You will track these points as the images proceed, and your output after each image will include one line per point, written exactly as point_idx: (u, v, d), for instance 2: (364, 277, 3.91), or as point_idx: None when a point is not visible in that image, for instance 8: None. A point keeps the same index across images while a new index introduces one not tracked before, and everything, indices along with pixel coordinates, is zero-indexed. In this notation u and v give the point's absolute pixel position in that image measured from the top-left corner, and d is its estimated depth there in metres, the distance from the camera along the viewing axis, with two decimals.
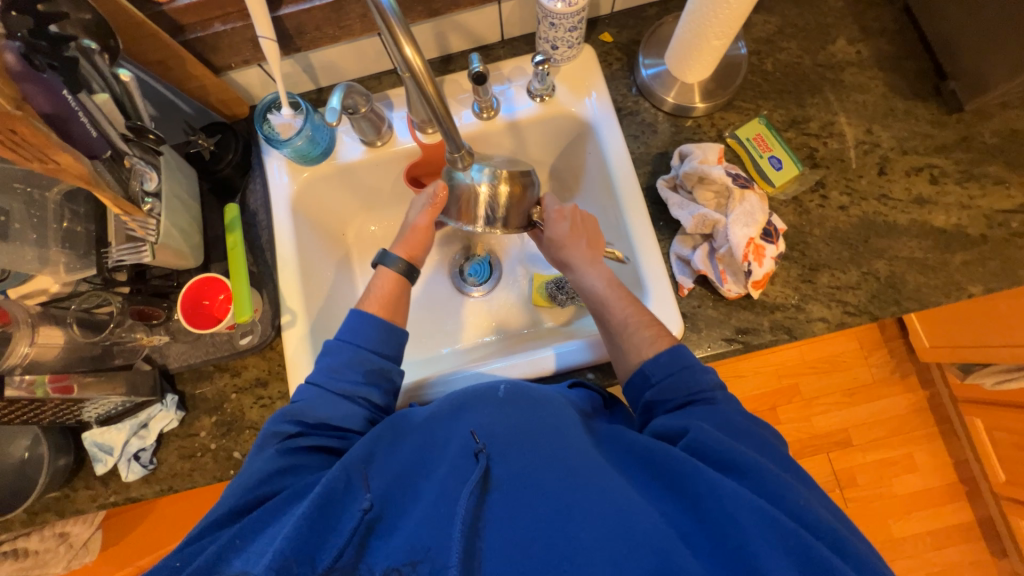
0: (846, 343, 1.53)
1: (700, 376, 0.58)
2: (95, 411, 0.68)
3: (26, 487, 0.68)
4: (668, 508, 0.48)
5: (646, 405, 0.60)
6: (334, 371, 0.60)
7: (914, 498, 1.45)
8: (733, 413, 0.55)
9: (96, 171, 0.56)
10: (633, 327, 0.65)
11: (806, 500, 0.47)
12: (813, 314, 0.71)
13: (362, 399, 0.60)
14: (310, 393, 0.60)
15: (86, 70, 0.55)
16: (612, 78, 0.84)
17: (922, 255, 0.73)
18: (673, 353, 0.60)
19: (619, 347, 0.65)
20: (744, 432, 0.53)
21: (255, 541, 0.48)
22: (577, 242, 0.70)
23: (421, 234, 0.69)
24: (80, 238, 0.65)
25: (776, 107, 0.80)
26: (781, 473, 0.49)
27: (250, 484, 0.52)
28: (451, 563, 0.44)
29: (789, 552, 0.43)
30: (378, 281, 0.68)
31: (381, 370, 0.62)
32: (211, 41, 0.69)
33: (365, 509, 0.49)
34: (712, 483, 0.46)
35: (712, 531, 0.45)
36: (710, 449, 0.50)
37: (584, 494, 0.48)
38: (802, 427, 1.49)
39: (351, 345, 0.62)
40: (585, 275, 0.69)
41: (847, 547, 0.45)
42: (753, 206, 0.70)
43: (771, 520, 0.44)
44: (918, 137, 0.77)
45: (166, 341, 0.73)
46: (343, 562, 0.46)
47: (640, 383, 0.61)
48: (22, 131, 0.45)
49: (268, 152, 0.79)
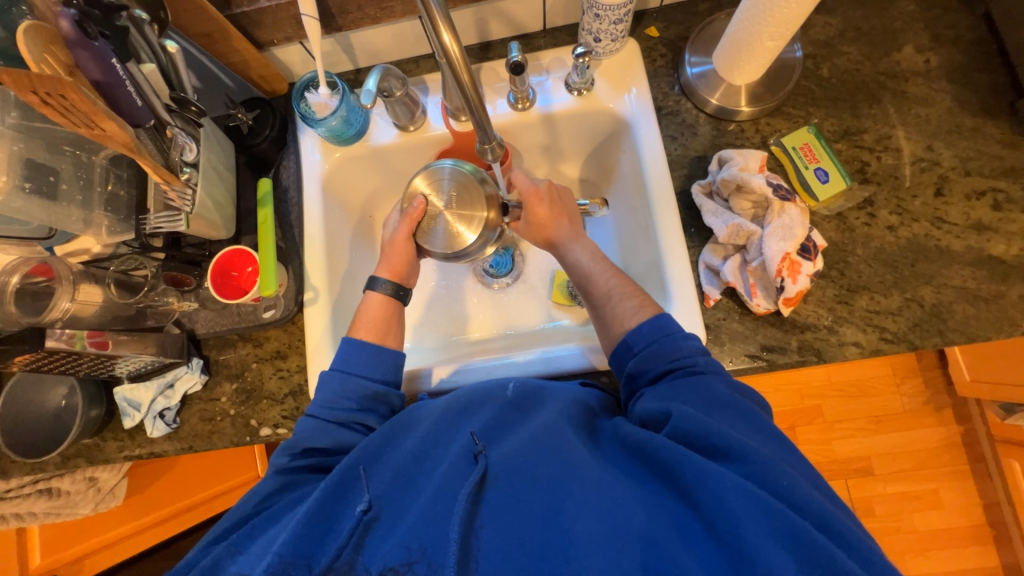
0: (878, 368, 1.45)
1: (683, 343, 0.57)
2: (127, 367, 0.71)
3: (63, 432, 0.72)
4: (662, 499, 0.47)
5: (630, 375, 0.59)
6: (328, 401, 0.61)
7: (935, 536, 1.38)
8: (716, 383, 0.54)
9: (139, 140, 0.56)
10: (616, 297, 0.65)
11: (793, 479, 0.45)
12: (845, 338, 0.68)
13: (359, 424, 0.61)
14: (307, 424, 0.60)
15: (136, 40, 0.56)
16: (655, 75, 0.80)
17: (975, 285, 0.68)
18: (655, 322, 0.59)
19: (610, 321, 0.64)
20: (729, 407, 0.51)
21: (252, 545, 0.51)
22: (556, 219, 0.70)
23: (399, 249, 0.68)
24: (123, 202, 0.67)
25: (828, 115, 0.76)
26: (770, 453, 0.47)
27: (256, 498, 0.56)
28: (449, 562, 0.45)
29: (779, 539, 0.41)
30: (366, 305, 0.69)
31: (375, 395, 0.62)
32: (256, 16, 0.70)
33: (362, 511, 0.50)
34: (698, 470, 0.45)
35: (704, 518, 0.44)
36: (694, 433, 0.49)
37: (578, 486, 0.47)
38: (820, 450, 1.44)
39: (338, 374, 0.62)
40: (568, 250, 0.70)
41: (837, 527, 0.43)
42: (793, 219, 0.66)
43: (759, 502, 0.42)
44: (984, 158, 0.71)
45: (195, 308, 0.75)
46: (342, 561, 0.48)
47: (623, 354, 0.60)
48: (71, 97, 0.46)
49: (303, 129, 0.81)
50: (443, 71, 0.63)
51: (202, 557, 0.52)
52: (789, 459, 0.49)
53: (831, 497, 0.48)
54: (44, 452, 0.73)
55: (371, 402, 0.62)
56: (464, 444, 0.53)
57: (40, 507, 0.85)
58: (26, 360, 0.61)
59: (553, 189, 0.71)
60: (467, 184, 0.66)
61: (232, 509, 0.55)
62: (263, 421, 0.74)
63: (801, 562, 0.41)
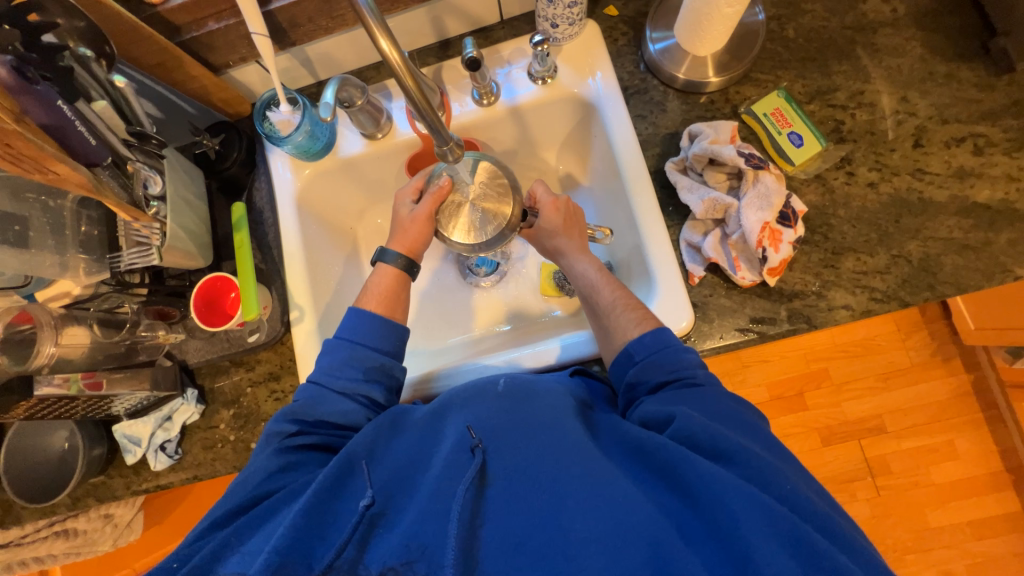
0: (882, 325, 1.44)
1: (683, 356, 0.57)
2: (124, 405, 0.72)
3: (68, 475, 0.73)
4: (661, 497, 0.47)
5: (629, 385, 0.58)
6: (332, 370, 0.61)
7: (954, 487, 1.37)
8: (720, 397, 0.53)
9: (99, 179, 0.58)
10: (620, 308, 0.63)
11: (795, 483, 0.45)
12: (835, 302, 0.67)
13: (363, 397, 0.61)
14: (310, 391, 0.61)
15: (84, 78, 0.55)
16: (618, 54, 0.79)
17: (962, 235, 0.66)
18: (656, 335, 0.59)
19: (615, 331, 0.63)
20: (732, 417, 0.51)
21: (252, 538, 0.50)
22: (568, 232, 0.70)
23: (420, 225, 0.68)
24: (96, 242, 0.66)
25: (798, 77, 0.74)
26: (770, 456, 0.47)
27: (256, 481, 0.54)
28: (447, 561, 0.44)
29: (781, 541, 0.41)
30: (377, 278, 0.69)
31: (381, 367, 0.62)
32: (207, 39, 0.69)
33: (365, 504, 0.49)
34: (699, 470, 0.45)
35: (704, 516, 0.44)
36: (698, 437, 0.48)
37: (576, 484, 0.47)
38: (831, 413, 1.43)
39: (348, 343, 0.63)
40: (576, 262, 0.69)
41: (836, 531, 0.43)
42: (768, 187, 0.65)
43: (762, 505, 0.42)
44: (961, 103, 0.70)
45: (184, 338, 0.75)
46: (343, 560, 0.47)
47: (625, 362, 0.60)
48: (19, 145, 0.46)
49: (271, 149, 0.80)
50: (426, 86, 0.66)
51: (201, 546, 0.50)
52: (789, 464, 0.49)
53: (828, 500, 0.48)
54: (54, 494, 0.74)
55: (377, 374, 0.62)
56: (461, 437, 0.52)
57: (58, 548, 0.84)
58: (31, 408, 0.64)
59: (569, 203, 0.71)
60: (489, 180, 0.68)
61: (229, 496, 0.54)
62: None
63: (801, 565, 0.40)
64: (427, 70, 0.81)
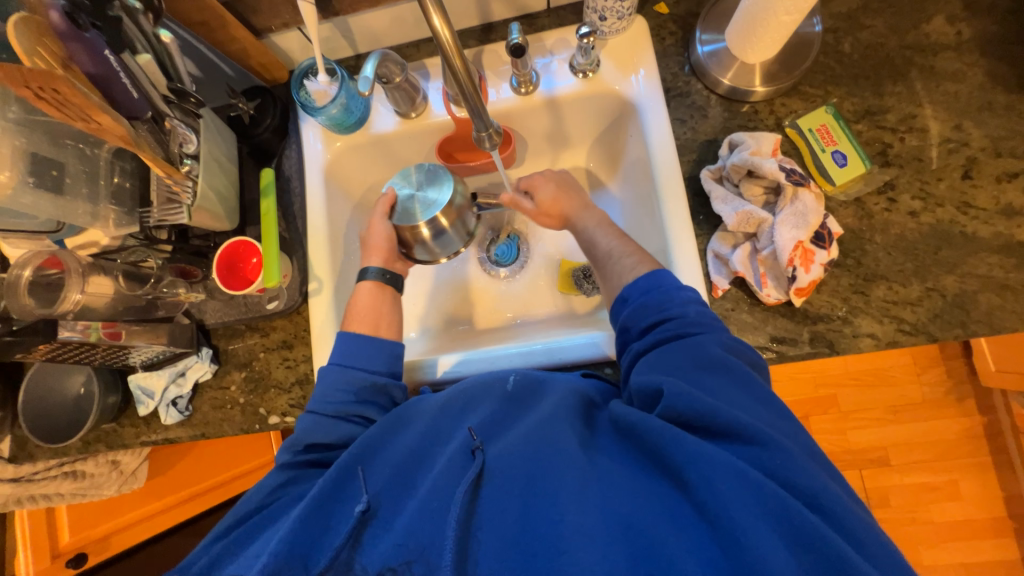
0: (899, 357, 1.41)
1: (678, 294, 0.57)
2: (140, 357, 0.73)
3: (82, 420, 0.75)
4: (654, 480, 0.46)
5: (623, 327, 0.59)
6: (323, 395, 0.61)
7: (953, 527, 1.35)
8: (711, 345, 0.52)
9: (136, 133, 0.56)
10: (616, 256, 0.66)
11: (786, 455, 0.43)
12: (860, 329, 0.65)
13: (358, 417, 0.60)
14: (308, 420, 0.60)
15: (130, 30, 0.55)
16: (664, 54, 0.77)
17: (1003, 273, 0.64)
18: (651, 276, 0.59)
19: (612, 277, 0.65)
20: (726, 373, 0.50)
21: (249, 548, 0.50)
22: (567, 196, 0.73)
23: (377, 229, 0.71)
24: (128, 195, 0.67)
25: (848, 94, 0.71)
26: (764, 425, 0.46)
27: (257, 498, 0.55)
28: (445, 563, 0.43)
29: (768, 516, 0.40)
30: (356, 297, 0.69)
31: (375, 387, 0.61)
32: (252, 2, 0.69)
33: (360, 510, 0.48)
34: (689, 449, 0.44)
35: (696, 501, 0.43)
36: (688, 415, 0.47)
37: (566, 474, 0.46)
38: (835, 440, 1.41)
39: (337, 367, 0.62)
40: (579, 218, 0.72)
41: (824, 504, 0.41)
42: (806, 206, 0.63)
43: (748, 481, 0.41)
44: (1018, 137, 0.67)
45: (203, 299, 0.77)
46: (339, 561, 0.47)
47: (619, 305, 0.61)
48: (63, 90, 0.46)
49: (304, 119, 0.80)
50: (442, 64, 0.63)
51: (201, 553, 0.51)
52: (778, 424, 0.47)
53: (819, 464, 0.46)
54: (67, 436, 0.76)
55: (371, 395, 0.61)
56: (462, 440, 0.51)
57: (65, 488, 0.86)
58: (48, 350, 0.65)
59: (562, 176, 0.75)
60: (426, 168, 0.71)
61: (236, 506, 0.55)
62: (271, 409, 0.75)
63: (788, 542, 0.39)
64: (468, 53, 0.79)
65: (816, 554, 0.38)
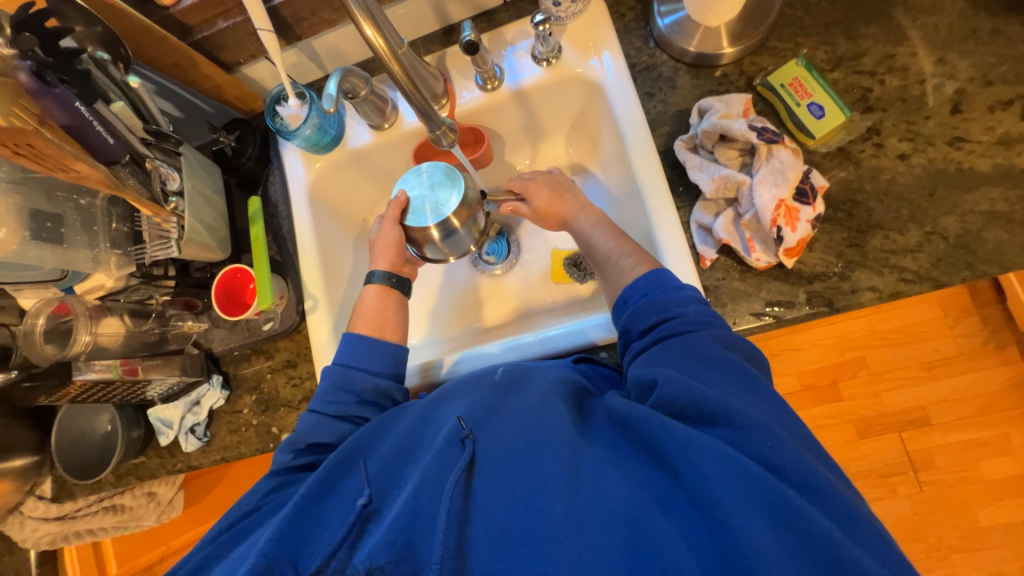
0: (927, 311, 1.34)
1: (678, 294, 0.55)
2: (157, 390, 0.77)
3: (109, 455, 0.79)
4: (644, 469, 0.45)
5: (623, 328, 0.58)
6: (324, 395, 0.62)
7: (1008, 484, 1.27)
8: (707, 341, 0.51)
9: (118, 177, 0.61)
10: (616, 256, 0.65)
11: (778, 440, 0.42)
12: (859, 283, 0.62)
13: (358, 418, 0.61)
14: (309, 419, 0.61)
15: (102, 81, 0.59)
16: (625, 30, 0.76)
17: (1007, 207, 0.60)
18: (651, 276, 0.58)
19: (613, 279, 0.64)
20: (721, 362, 0.49)
21: (236, 549, 0.52)
22: (558, 202, 0.72)
23: (389, 243, 0.70)
24: (125, 237, 0.70)
25: (819, 43, 0.69)
26: (755, 410, 0.45)
27: (256, 497, 0.57)
28: (434, 559, 0.44)
29: (757, 502, 0.39)
30: (364, 298, 0.70)
31: (377, 390, 0.62)
32: (218, 39, 0.72)
33: (362, 503, 0.50)
34: (676, 435, 0.43)
35: (685, 486, 0.42)
36: (681, 402, 0.46)
37: (555, 464, 0.46)
38: (869, 404, 1.35)
39: (339, 367, 0.64)
40: (577, 219, 0.71)
41: (814, 485, 0.40)
42: (783, 163, 0.62)
43: (737, 468, 0.40)
44: (1008, 62, 0.63)
45: (208, 327, 0.79)
46: (335, 561, 0.47)
47: (620, 308, 0.59)
48: (38, 144, 0.50)
49: (284, 144, 0.82)
50: (407, 58, 0.64)
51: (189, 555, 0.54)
52: (772, 411, 0.46)
53: (811, 448, 0.45)
54: (97, 472, 0.80)
55: (372, 397, 0.62)
56: (451, 429, 0.51)
57: (108, 522, 0.91)
58: (80, 389, 0.70)
59: (551, 177, 0.74)
60: (438, 168, 0.69)
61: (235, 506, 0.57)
62: (283, 427, 0.77)
63: (776, 526, 0.38)
64: (431, 58, 0.81)
65: (804, 536, 0.37)
